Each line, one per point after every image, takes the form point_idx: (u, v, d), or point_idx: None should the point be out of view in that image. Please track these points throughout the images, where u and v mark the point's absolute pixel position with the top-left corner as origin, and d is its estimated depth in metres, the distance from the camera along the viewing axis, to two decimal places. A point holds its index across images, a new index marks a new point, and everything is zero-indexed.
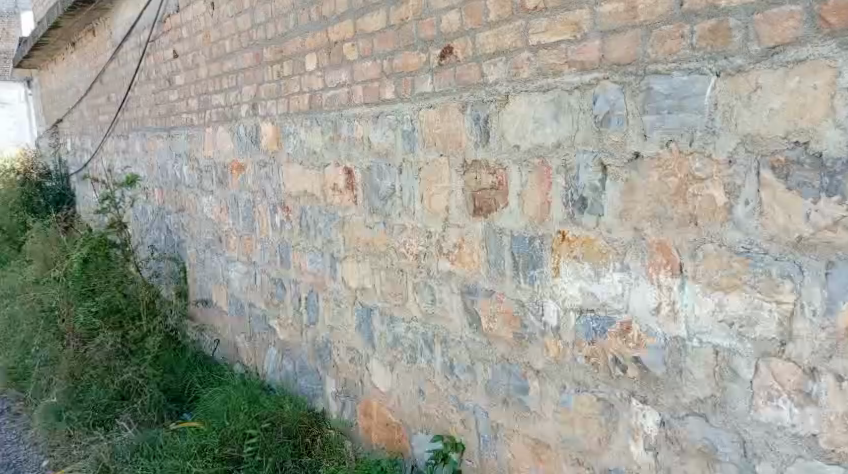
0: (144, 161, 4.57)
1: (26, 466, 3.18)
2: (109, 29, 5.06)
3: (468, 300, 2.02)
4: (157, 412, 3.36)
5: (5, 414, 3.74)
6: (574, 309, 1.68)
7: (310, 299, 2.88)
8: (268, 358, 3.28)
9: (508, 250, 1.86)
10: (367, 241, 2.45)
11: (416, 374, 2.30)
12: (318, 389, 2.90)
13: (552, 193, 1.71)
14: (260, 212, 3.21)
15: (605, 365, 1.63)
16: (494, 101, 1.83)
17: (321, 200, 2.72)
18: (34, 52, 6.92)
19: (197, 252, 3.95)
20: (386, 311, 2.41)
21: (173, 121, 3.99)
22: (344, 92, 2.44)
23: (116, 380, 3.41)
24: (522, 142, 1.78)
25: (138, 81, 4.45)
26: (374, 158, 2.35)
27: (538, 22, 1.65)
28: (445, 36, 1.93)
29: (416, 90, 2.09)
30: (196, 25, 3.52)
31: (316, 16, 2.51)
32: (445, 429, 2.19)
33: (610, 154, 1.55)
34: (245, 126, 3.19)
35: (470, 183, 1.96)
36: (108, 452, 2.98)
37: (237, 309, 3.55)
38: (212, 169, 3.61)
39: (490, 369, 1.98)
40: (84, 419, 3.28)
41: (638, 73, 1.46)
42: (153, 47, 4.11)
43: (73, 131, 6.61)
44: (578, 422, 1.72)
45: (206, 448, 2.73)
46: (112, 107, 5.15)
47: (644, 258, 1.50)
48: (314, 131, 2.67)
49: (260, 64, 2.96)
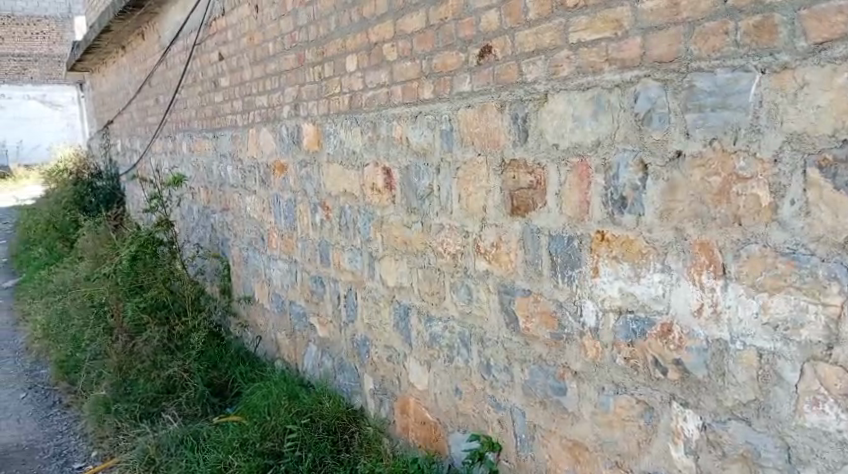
0: (190, 161, 4.68)
1: (77, 456, 3.31)
2: (158, 33, 5.20)
3: (506, 299, 2.02)
4: (202, 405, 3.45)
5: (57, 405, 3.88)
6: (613, 310, 1.67)
7: (349, 298, 2.91)
8: (308, 355, 3.33)
9: (546, 250, 1.85)
10: (405, 240, 2.47)
11: (453, 374, 2.30)
12: (357, 387, 2.93)
13: (591, 192, 1.70)
14: (301, 211, 3.26)
15: (644, 367, 1.61)
16: (532, 100, 1.82)
17: (360, 199, 2.75)
18: (87, 55, 7.16)
19: (240, 250, 4.03)
20: (423, 310, 2.42)
21: (218, 122, 4.08)
22: (383, 92, 2.46)
23: (162, 375, 3.52)
24: (561, 141, 1.77)
25: (185, 83, 4.57)
26: (413, 158, 2.37)
27: (578, 20, 1.64)
28: (484, 35, 1.93)
29: (454, 89, 2.10)
30: (241, 28, 3.59)
31: (357, 17, 2.54)
32: (482, 428, 2.19)
33: (651, 153, 1.53)
34: (287, 127, 3.24)
35: (509, 182, 1.96)
36: (153, 444, 3.08)
37: (278, 307, 3.61)
38: (255, 169, 3.68)
39: (527, 369, 1.97)
40: (131, 412, 3.39)
41: (681, 71, 1.44)
42: (200, 50, 4.21)
43: (123, 132, 6.80)
44: (616, 425, 1.70)
45: (248, 442, 2.80)
46: (160, 108, 5.29)
47: (685, 259, 1.48)
48: (353, 131, 2.70)
49: (302, 66, 3.00)
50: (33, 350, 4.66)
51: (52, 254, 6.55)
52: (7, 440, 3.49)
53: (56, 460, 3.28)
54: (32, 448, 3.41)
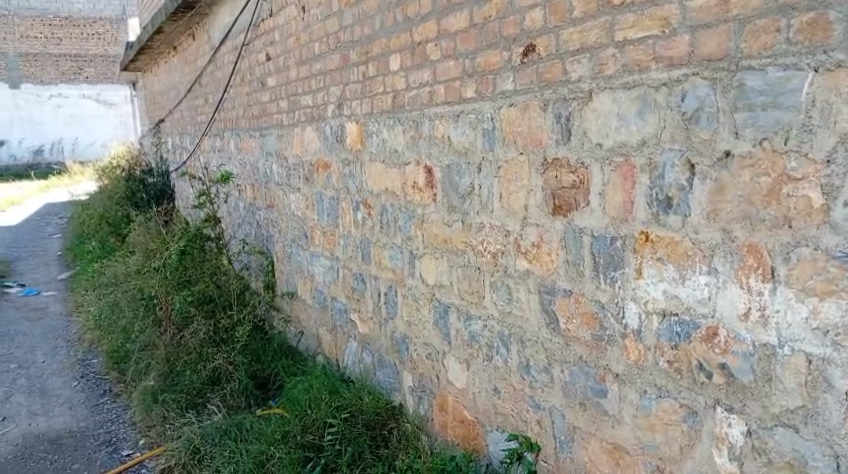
0: (237, 159, 4.78)
1: (125, 444, 3.42)
2: (208, 34, 5.32)
3: (546, 300, 2.01)
4: (245, 397, 3.53)
5: (107, 394, 4.00)
6: (657, 313, 1.64)
7: (389, 295, 2.94)
8: (349, 351, 3.37)
9: (588, 250, 1.83)
10: (446, 239, 2.48)
11: (492, 373, 2.30)
12: (396, 383, 2.95)
13: (637, 193, 1.67)
14: (344, 208, 3.29)
15: (688, 371, 1.59)
16: (576, 98, 1.81)
17: (401, 198, 2.77)
18: (139, 56, 7.37)
19: (284, 246, 4.09)
20: (462, 309, 2.42)
21: (265, 121, 4.16)
22: (426, 92, 2.47)
23: (208, 367, 3.61)
24: (605, 140, 1.75)
25: (233, 83, 4.66)
26: (454, 157, 2.37)
27: (624, 18, 1.62)
28: (528, 33, 1.92)
29: (497, 88, 2.09)
30: (287, 29, 3.65)
31: (401, 17, 2.55)
32: (520, 428, 2.19)
33: (698, 152, 1.50)
34: (331, 126, 3.28)
35: (551, 182, 1.95)
36: (199, 433, 3.16)
37: (320, 302, 3.66)
38: (300, 167, 3.74)
39: (567, 370, 1.95)
40: (178, 401, 3.48)
41: (730, 69, 1.41)
42: (248, 50, 4.29)
43: (173, 130, 6.98)
44: (658, 428, 1.68)
45: (290, 434, 2.85)
46: (209, 107, 5.41)
47: (732, 262, 1.45)
48: (396, 130, 2.72)
49: (347, 66, 3.04)
50: (86, 340, 4.83)
51: (104, 248, 6.77)
52: (60, 426, 3.62)
53: (105, 448, 3.39)
54: (83, 435, 3.53)
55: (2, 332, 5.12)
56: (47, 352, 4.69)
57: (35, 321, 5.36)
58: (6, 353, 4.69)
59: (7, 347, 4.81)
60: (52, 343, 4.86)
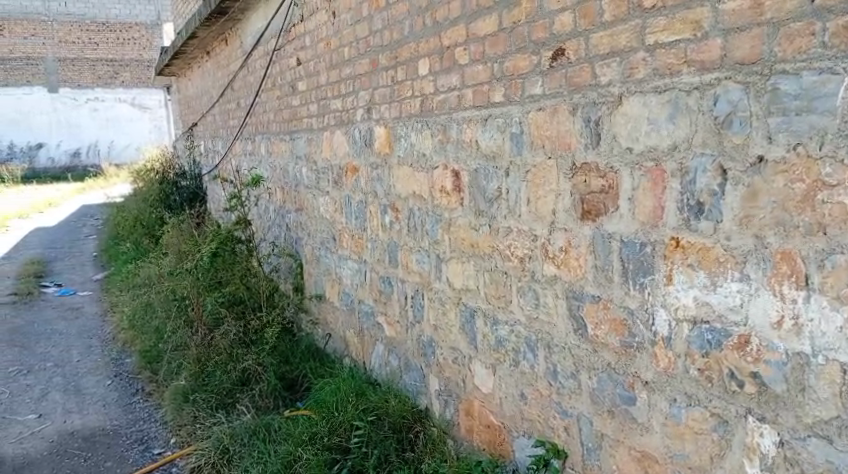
0: (268, 162, 4.84)
1: (156, 442, 3.48)
2: (240, 39, 5.39)
3: (574, 305, 2.00)
4: (274, 398, 3.56)
5: (139, 393, 4.07)
6: (688, 320, 1.62)
7: (416, 298, 2.95)
8: (376, 354, 3.38)
9: (617, 255, 1.82)
10: (473, 243, 2.47)
11: (519, 378, 2.29)
12: (422, 387, 2.95)
13: (667, 198, 1.66)
14: (372, 212, 3.31)
15: (719, 380, 1.57)
16: (606, 102, 1.80)
17: (429, 202, 2.77)
18: (174, 61, 7.51)
19: (313, 248, 4.13)
20: (489, 313, 2.42)
21: (295, 125, 4.20)
22: (454, 96, 2.47)
23: (238, 367, 3.66)
24: (635, 145, 1.73)
25: (265, 87, 4.72)
26: (482, 160, 2.37)
27: (655, 21, 1.61)
28: (557, 37, 1.92)
29: (526, 92, 2.09)
30: (318, 34, 3.69)
31: (430, 21, 2.57)
32: (547, 434, 2.18)
33: (731, 157, 1.48)
34: (360, 130, 3.31)
35: (579, 186, 1.94)
36: (228, 433, 3.20)
37: (348, 305, 3.68)
38: (329, 170, 3.77)
39: (595, 376, 1.94)
40: (208, 401, 3.54)
41: (763, 72, 1.39)
42: (279, 56, 4.34)
43: (206, 134, 7.09)
44: (688, 437, 1.65)
45: (317, 436, 2.88)
46: (241, 111, 5.49)
47: (765, 268, 1.42)
48: (424, 134, 2.73)
49: (376, 70, 3.06)
50: (119, 340, 4.93)
51: (138, 250, 6.90)
52: (94, 424, 3.69)
53: (137, 446, 3.45)
54: (115, 433, 3.60)
55: (39, 331, 5.25)
56: (82, 351, 4.79)
57: (71, 320, 5.49)
58: (43, 352, 4.81)
59: (44, 345, 4.93)
60: (87, 342, 4.97)
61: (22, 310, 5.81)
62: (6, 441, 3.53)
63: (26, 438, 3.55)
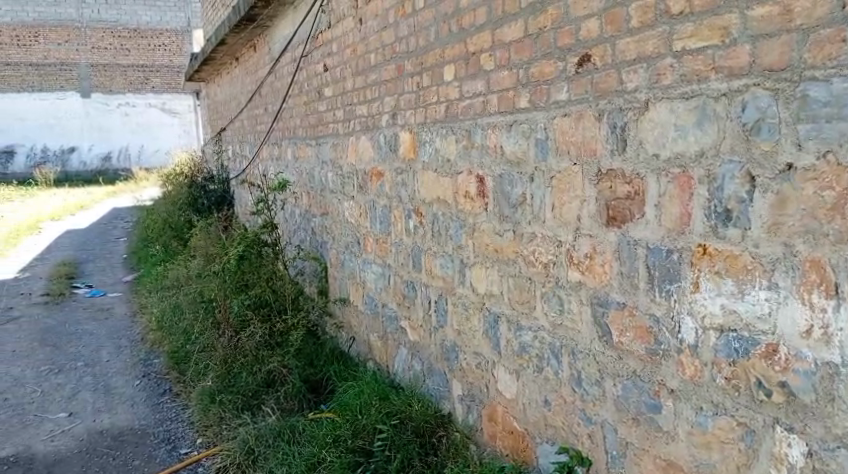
0: (294, 167, 4.89)
1: (183, 442, 3.53)
2: (268, 45, 5.46)
3: (598, 311, 1.99)
4: (298, 401, 3.59)
5: (167, 393, 4.14)
6: (714, 328, 1.61)
7: (439, 303, 2.96)
8: (399, 357, 3.40)
9: (643, 262, 1.81)
10: (497, 249, 2.48)
11: (542, 385, 2.29)
12: (445, 391, 2.95)
13: (694, 205, 1.65)
14: (396, 216, 3.33)
15: (746, 389, 1.56)
16: (632, 108, 1.79)
17: (453, 207, 2.79)
18: (203, 67, 7.62)
19: (338, 252, 4.16)
20: (513, 319, 2.42)
21: (321, 130, 4.24)
22: (480, 101, 2.48)
23: (263, 369, 3.70)
24: (662, 151, 1.73)
25: (292, 93, 4.78)
26: (507, 166, 2.38)
27: (683, 27, 1.60)
28: (584, 43, 1.92)
29: (551, 98, 2.09)
30: (345, 40, 3.72)
31: (456, 27, 2.58)
32: (571, 441, 2.17)
33: (759, 164, 1.47)
34: (385, 135, 3.33)
35: (605, 192, 1.93)
36: (253, 434, 3.24)
37: (372, 309, 3.70)
38: (354, 175, 3.80)
39: (619, 383, 1.93)
40: (234, 402, 3.58)
41: (793, 79, 1.38)
42: (306, 62, 4.39)
43: (234, 139, 7.18)
44: (714, 446, 1.65)
45: (341, 439, 2.91)
46: (268, 117, 5.56)
47: (794, 276, 1.41)
48: (449, 139, 2.74)
49: (402, 76, 3.08)
50: (148, 340, 5.02)
51: (167, 253, 7.02)
52: (123, 424, 3.76)
53: (165, 445, 3.50)
54: (143, 432, 3.66)
55: (71, 331, 5.36)
56: (112, 351, 4.88)
57: (101, 321, 5.59)
58: (74, 351, 4.91)
59: (75, 345, 5.04)
60: (116, 343, 5.06)
61: (54, 310, 5.94)
62: (37, 438, 3.61)
63: (57, 436, 3.63)
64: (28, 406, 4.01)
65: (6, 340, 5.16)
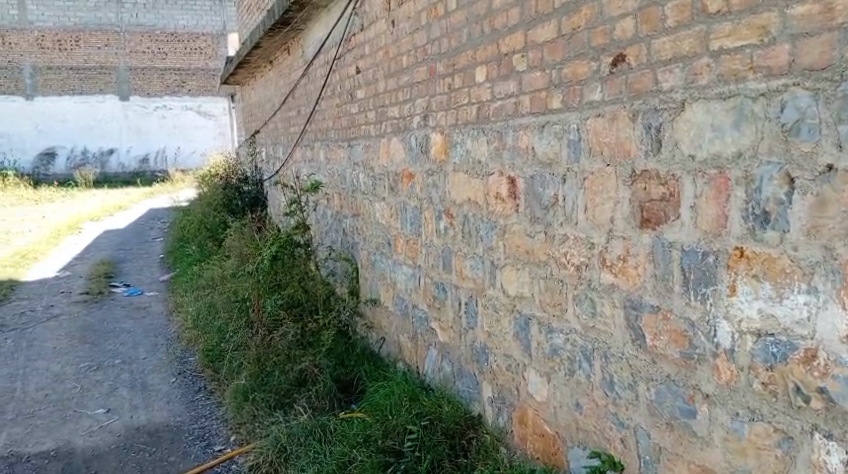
0: (326, 168, 4.93)
1: (217, 439, 3.59)
2: (302, 48, 5.52)
3: (632, 315, 1.97)
4: (330, 400, 3.61)
5: (202, 391, 4.21)
6: (751, 332, 1.58)
7: (470, 304, 2.95)
8: (429, 358, 3.40)
9: (678, 265, 1.79)
10: (528, 251, 2.47)
11: (573, 388, 2.27)
12: (475, 393, 2.95)
13: (731, 206, 1.62)
14: (427, 217, 3.34)
15: (784, 395, 1.53)
16: (667, 109, 1.77)
17: (484, 208, 2.78)
18: (238, 70, 7.73)
19: (369, 253, 4.18)
20: (544, 321, 2.41)
21: (353, 132, 4.27)
22: (511, 102, 2.47)
23: (295, 368, 3.73)
24: (698, 152, 1.71)
25: (324, 95, 4.82)
26: (538, 167, 2.37)
27: (720, 27, 1.58)
28: (618, 43, 1.91)
29: (584, 99, 2.08)
30: (377, 43, 3.75)
31: (489, 28, 2.58)
32: (603, 446, 2.15)
33: (798, 166, 1.45)
34: (416, 137, 3.34)
35: (639, 193, 1.91)
36: (286, 432, 3.28)
37: (402, 310, 3.72)
38: (385, 177, 3.82)
39: (653, 388, 1.91)
40: (267, 401, 3.63)
41: (834, 79, 1.36)
42: (339, 64, 4.43)
43: (268, 141, 7.27)
44: (750, 453, 1.62)
45: (371, 438, 2.93)
46: (301, 119, 5.61)
47: (834, 280, 1.39)
48: (480, 141, 2.74)
49: (434, 77, 3.09)
50: (183, 339, 5.11)
51: (203, 253, 7.15)
52: (159, 420, 3.84)
53: (199, 442, 3.57)
54: (179, 429, 3.73)
55: (109, 329, 5.49)
56: (149, 349, 4.99)
57: (138, 319, 5.72)
58: (112, 349, 5.03)
59: (114, 342, 5.16)
60: (153, 340, 5.17)
61: (94, 308, 6.09)
62: (77, 433, 3.71)
63: (95, 432, 3.72)
64: (68, 401, 4.12)
65: (47, 337, 5.31)
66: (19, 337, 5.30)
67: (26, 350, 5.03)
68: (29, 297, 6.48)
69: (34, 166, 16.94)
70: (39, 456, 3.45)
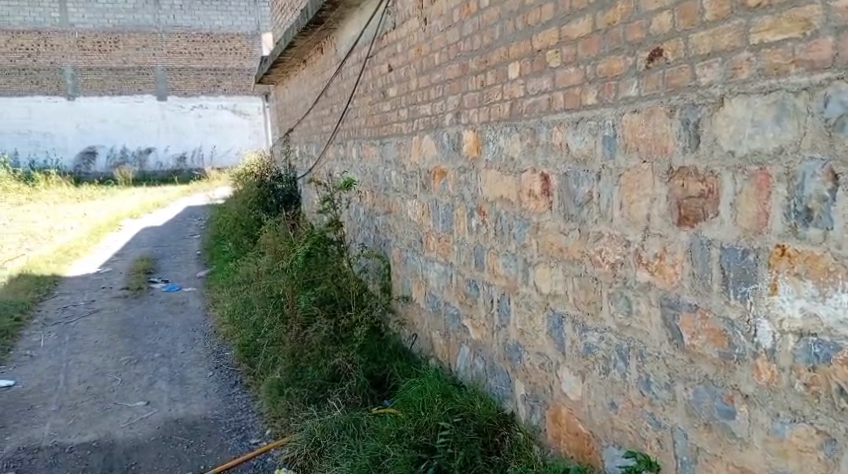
0: (359, 166, 4.95)
1: (253, 432, 3.65)
2: (335, 47, 5.55)
3: (669, 314, 1.94)
4: (363, 396, 3.64)
5: (238, 384, 4.28)
6: (793, 332, 1.56)
7: (502, 302, 2.95)
8: (461, 356, 3.40)
9: (717, 263, 1.76)
10: (562, 248, 2.45)
11: (608, 387, 2.25)
12: (508, 391, 2.94)
13: (772, 204, 1.59)
14: (459, 215, 3.34)
15: (827, 396, 1.50)
16: (706, 104, 1.74)
17: (516, 205, 2.77)
18: (272, 69, 7.82)
19: (401, 250, 4.20)
20: (578, 319, 2.39)
21: (385, 130, 4.29)
22: (545, 99, 2.46)
23: (329, 364, 3.77)
24: (738, 148, 1.67)
25: (357, 93, 4.85)
26: (572, 164, 2.35)
27: (760, 20, 1.55)
28: (655, 38, 1.88)
29: (620, 94, 2.05)
30: (410, 40, 3.75)
31: (522, 24, 2.56)
32: (639, 446, 2.12)
33: (843, 161, 1.42)
34: (448, 134, 3.34)
35: (677, 190, 1.89)
36: (320, 426, 3.32)
37: (434, 307, 3.72)
38: (417, 174, 3.83)
39: (691, 388, 1.88)
40: (301, 395, 3.68)
41: None
42: (372, 63, 4.45)
43: (302, 139, 7.34)
44: (791, 454, 1.59)
45: (404, 434, 2.95)
46: (334, 117, 5.66)
47: None
48: (513, 138, 2.73)
49: (466, 75, 3.08)
50: (220, 333, 5.21)
51: (238, 250, 7.26)
52: (197, 413, 3.91)
53: (236, 435, 3.63)
54: (216, 422, 3.80)
55: (148, 323, 5.61)
56: (186, 343, 5.08)
57: (176, 314, 5.82)
58: (151, 343, 5.14)
59: (152, 337, 5.26)
60: (190, 335, 5.26)
61: (133, 303, 6.23)
62: (118, 425, 3.79)
63: (136, 424, 3.80)
64: (109, 394, 4.22)
65: (88, 331, 5.44)
66: (62, 332, 5.44)
67: (69, 343, 5.17)
68: (71, 292, 6.64)
69: (75, 165, 17.26)
70: (82, 447, 3.55)
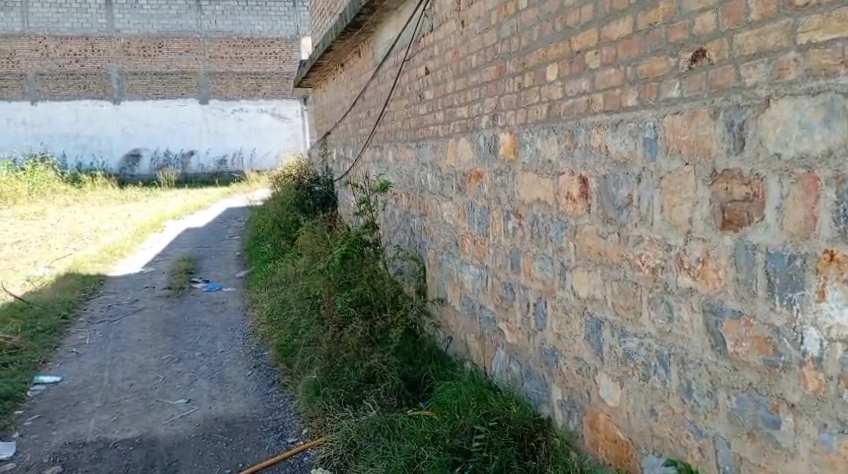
0: (395, 168, 4.97)
1: (290, 431, 3.70)
2: (373, 51, 5.58)
3: (712, 320, 1.90)
4: (398, 397, 3.65)
5: (276, 384, 4.33)
6: (842, 340, 1.51)
7: (538, 305, 2.92)
8: (496, 359, 3.38)
9: (761, 268, 1.72)
10: (600, 252, 2.42)
11: (649, 394, 2.21)
12: (544, 396, 2.91)
13: (820, 208, 1.55)
14: (495, 217, 3.32)
15: None
16: (751, 106, 1.70)
17: (554, 208, 2.75)
18: (310, 72, 7.91)
19: (437, 252, 4.19)
20: (616, 325, 2.36)
21: (422, 133, 4.30)
22: (583, 101, 2.43)
23: (364, 365, 3.78)
24: (785, 150, 1.63)
25: (394, 96, 4.86)
26: (612, 167, 2.32)
27: (809, 20, 1.52)
28: (698, 38, 1.84)
29: (661, 96, 2.02)
30: (447, 43, 3.75)
31: (561, 26, 2.54)
32: (679, 454, 2.08)
33: None
34: (485, 137, 3.33)
35: (720, 194, 1.84)
36: (356, 428, 3.34)
37: (470, 309, 3.70)
38: (453, 177, 3.82)
39: (734, 396, 1.83)
40: (337, 396, 3.71)
41: None
42: (409, 66, 4.46)
43: (339, 142, 7.41)
44: (840, 467, 1.54)
45: (439, 437, 2.94)
46: (371, 120, 5.68)
47: None
48: (550, 140, 2.71)
49: (503, 77, 3.06)
50: (258, 333, 5.28)
51: (276, 251, 7.35)
52: (236, 411, 3.97)
53: (273, 434, 3.68)
54: (254, 420, 3.85)
55: (189, 323, 5.72)
56: (226, 343, 5.17)
57: (216, 313, 5.93)
58: (191, 342, 5.23)
59: (193, 336, 5.36)
60: (230, 335, 5.34)
61: (174, 303, 6.36)
62: (159, 422, 3.87)
63: (176, 421, 3.88)
64: (152, 392, 4.31)
65: (131, 330, 5.57)
66: (106, 330, 5.58)
67: (113, 342, 5.29)
68: (116, 291, 6.82)
69: (120, 167, 17.71)
70: (125, 443, 3.63)
